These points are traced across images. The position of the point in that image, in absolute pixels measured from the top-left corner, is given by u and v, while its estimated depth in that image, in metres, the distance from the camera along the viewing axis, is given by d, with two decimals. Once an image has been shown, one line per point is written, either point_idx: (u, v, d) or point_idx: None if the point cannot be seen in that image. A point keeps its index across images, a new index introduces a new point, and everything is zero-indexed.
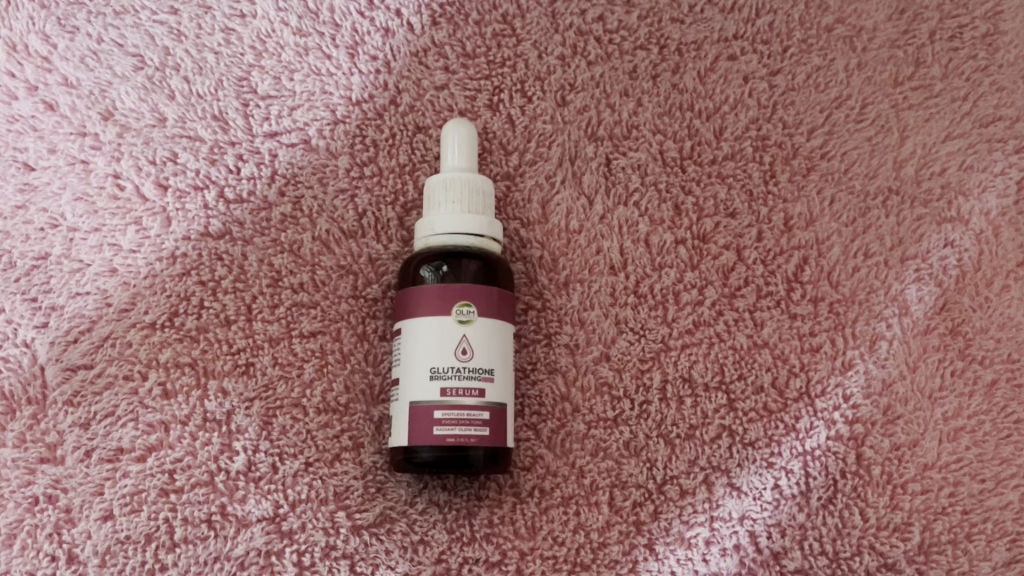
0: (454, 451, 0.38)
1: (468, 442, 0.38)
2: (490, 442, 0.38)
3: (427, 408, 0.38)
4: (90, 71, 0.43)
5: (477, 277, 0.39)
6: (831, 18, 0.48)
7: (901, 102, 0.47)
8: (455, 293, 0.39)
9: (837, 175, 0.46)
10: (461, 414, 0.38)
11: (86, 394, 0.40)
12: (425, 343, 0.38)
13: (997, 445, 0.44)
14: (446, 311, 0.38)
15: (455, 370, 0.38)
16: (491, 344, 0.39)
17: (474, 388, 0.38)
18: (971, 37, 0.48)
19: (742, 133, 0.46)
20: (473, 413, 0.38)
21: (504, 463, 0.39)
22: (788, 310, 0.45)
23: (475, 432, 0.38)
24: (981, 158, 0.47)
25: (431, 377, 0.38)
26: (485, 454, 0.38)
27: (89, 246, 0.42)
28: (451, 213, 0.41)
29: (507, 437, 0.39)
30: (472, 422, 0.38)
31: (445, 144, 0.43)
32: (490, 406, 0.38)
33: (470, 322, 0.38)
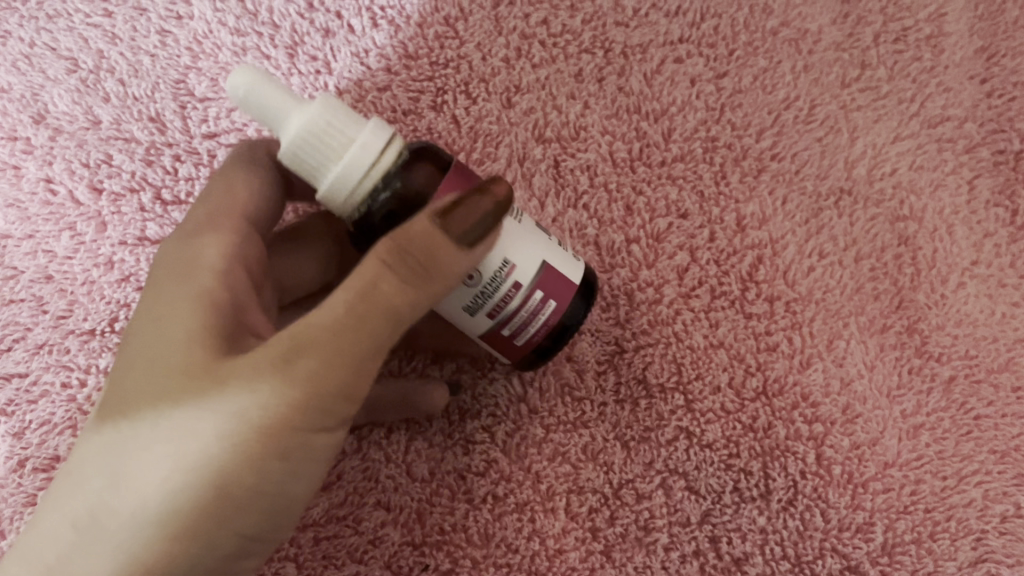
0: (554, 334, 0.36)
1: (545, 326, 0.35)
2: (565, 301, 0.35)
3: (492, 331, 0.35)
4: (22, 74, 0.42)
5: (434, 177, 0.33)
6: (776, 21, 0.48)
7: (850, 103, 0.48)
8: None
9: (789, 176, 0.46)
10: (520, 315, 0.35)
11: (21, 403, 0.39)
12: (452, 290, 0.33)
13: (957, 442, 0.43)
14: None
15: (481, 290, 0.33)
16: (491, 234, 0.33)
17: (508, 290, 0.34)
18: (915, 39, 0.49)
19: (691, 134, 0.46)
20: (535, 304, 0.35)
21: (586, 299, 0.37)
22: (742, 310, 0.44)
23: (549, 311, 0.35)
24: (931, 157, 0.48)
25: (472, 312, 0.34)
26: (574, 321, 0.37)
27: (23, 253, 0.41)
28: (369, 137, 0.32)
29: (577, 279, 0.36)
30: (538, 312, 0.35)
31: (248, 107, 0.31)
32: (535, 284, 0.34)
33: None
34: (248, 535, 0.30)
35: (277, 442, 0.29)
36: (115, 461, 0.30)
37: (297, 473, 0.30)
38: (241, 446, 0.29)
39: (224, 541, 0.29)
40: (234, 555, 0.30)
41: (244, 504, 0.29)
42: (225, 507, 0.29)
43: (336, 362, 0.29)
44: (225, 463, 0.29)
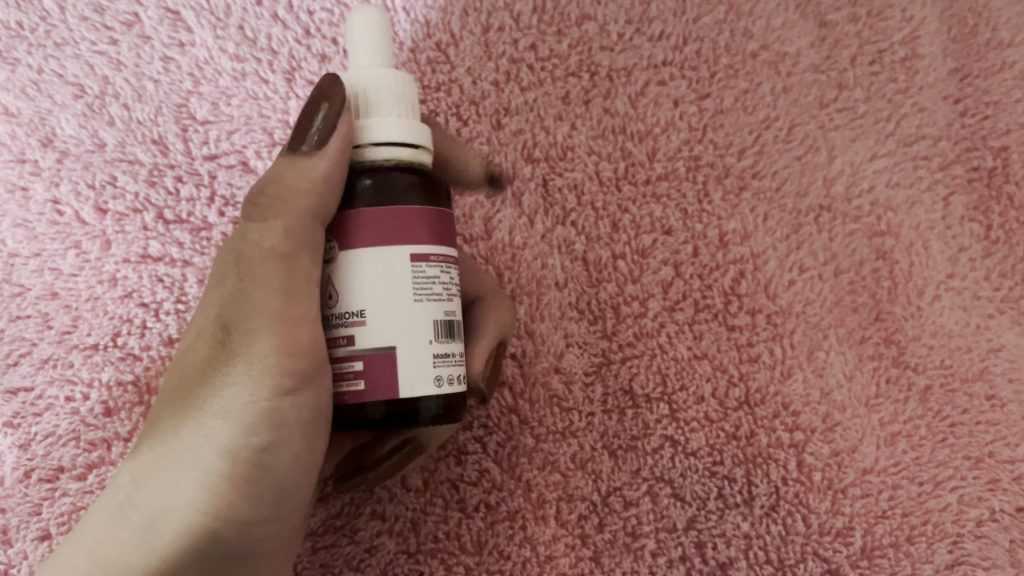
0: (350, 413, 0.31)
1: (345, 397, 0.31)
2: (371, 395, 0.31)
3: None
4: (30, 100, 0.43)
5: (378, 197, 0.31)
6: (755, 45, 0.50)
7: (828, 123, 0.50)
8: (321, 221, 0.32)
9: (770, 193, 0.48)
10: (339, 371, 0.31)
11: (27, 415, 0.41)
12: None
13: (933, 449, 0.45)
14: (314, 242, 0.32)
15: (327, 314, 0.32)
16: (352, 278, 0.31)
17: (340, 338, 0.31)
18: (889, 61, 0.51)
19: (675, 154, 0.48)
20: (344, 361, 0.31)
21: (393, 411, 0.31)
22: (725, 323, 0.46)
23: (349, 384, 0.31)
24: (906, 175, 0.50)
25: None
26: (359, 412, 0.31)
27: (30, 271, 0.42)
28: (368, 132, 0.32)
29: (395, 385, 0.30)
30: (346, 379, 0.31)
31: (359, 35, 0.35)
32: (360, 353, 0.31)
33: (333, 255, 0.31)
34: (241, 513, 0.33)
35: (229, 419, 0.32)
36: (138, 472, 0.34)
37: (266, 443, 0.32)
38: (207, 433, 0.32)
39: (220, 522, 0.33)
40: (247, 536, 0.33)
41: (219, 482, 0.32)
42: (205, 491, 0.32)
43: (258, 330, 0.32)
44: (199, 451, 0.33)
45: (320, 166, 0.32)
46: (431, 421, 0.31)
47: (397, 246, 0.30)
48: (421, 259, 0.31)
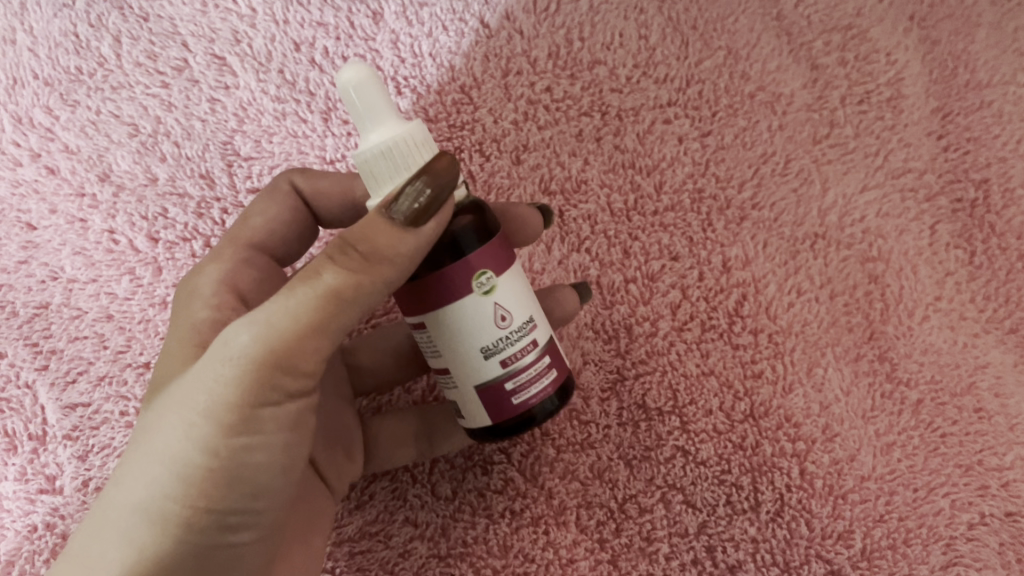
0: (539, 405, 0.36)
1: (542, 393, 0.36)
2: (560, 379, 0.37)
3: (495, 383, 0.35)
4: (90, 139, 0.47)
5: (482, 226, 0.35)
6: (752, 86, 0.54)
7: (821, 158, 0.54)
8: (464, 268, 0.34)
9: (768, 223, 0.52)
10: (528, 374, 0.36)
11: (84, 429, 0.43)
12: (475, 323, 0.34)
13: (926, 457, 0.48)
14: (468, 288, 0.34)
15: (505, 338, 0.35)
16: (519, 293, 0.35)
17: (529, 344, 0.36)
18: (877, 101, 0.55)
19: (680, 186, 0.52)
20: (536, 366, 0.36)
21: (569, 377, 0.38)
22: (730, 341, 0.49)
23: (547, 378, 0.36)
24: (895, 205, 0.53)
25: (486, 357, 0.35)
26: (558, 394, 0.37)
27: (87, 295, 0.45)
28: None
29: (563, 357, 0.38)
30: (546, 376, 0.36)
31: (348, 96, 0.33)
32: (545, 349, 0.36)
33: (494, 288, 0.34)
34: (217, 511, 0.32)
35: (209, 417, 0.32)
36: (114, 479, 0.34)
37: (245, 442, 0.32)
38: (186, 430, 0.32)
39: (190, 523, 0.32)
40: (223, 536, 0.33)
41: (191, 479, 0.32)
42: (179, 487, 0.32)
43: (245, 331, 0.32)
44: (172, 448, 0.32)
45: (409, 236, 0.32)
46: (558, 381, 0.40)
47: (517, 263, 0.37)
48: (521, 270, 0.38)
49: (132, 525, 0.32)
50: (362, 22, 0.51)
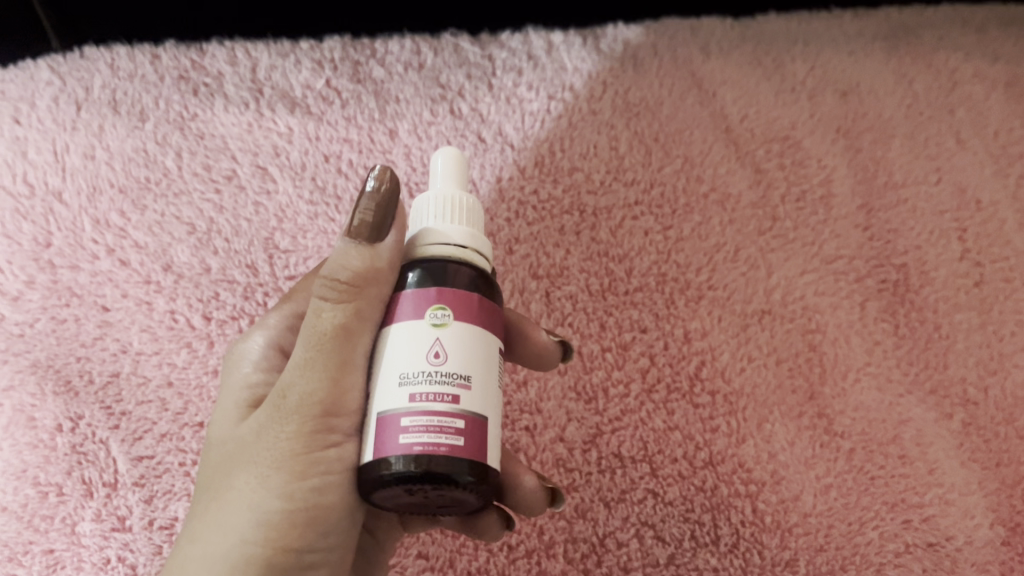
0: (425, 462, 0.32)
1: (437, 449, 0.32)
2: (466, 454, 0.32)
3: (394, 412, 0.33)
4: (156, 236, 0.57)
5: (467, 282, 0.35)
6: (706, 187, 0.65)
7: (766, 247, 0.64)
8: (427, 299, 0.34)
9: (722, 301, 0.61)
10: (432, 421, 0.32)
11: (150, 476, 0.51)
12: (403, 338, 0.34)
13: (858, 496, 0.57)
14: (418, 314, 0.34)
15: (427, 374, 0.33)
16: (471, 349, 0.34)
17: (447, 394, 0.32)
18: (811, 199, 0.66)
19: (647, 271, 0.62)
20: (444, 419, 0.32)
21: (482, 472, 0.33)
22: (691, 401, 0.58)
23: (447, 440, 0.32)
24: (829, 285, 0.64)
25: (400, 382, 0.33)
26: (455, 467, 0.32)
27: (152, 364, 0.54)
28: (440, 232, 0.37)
29: (486, 449, 0.33)
30: (446, 438, 0.32)
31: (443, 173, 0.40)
32: (465, 414, 0.33)
33: (445, 324, 0.34)
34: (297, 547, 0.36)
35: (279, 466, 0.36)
36: (198, 534, 0.38)
37: (312, 488, 0.36)
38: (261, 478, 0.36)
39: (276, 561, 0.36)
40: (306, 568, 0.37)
41: (271, 526, 0.36)
42: (261, 529, 0.36)
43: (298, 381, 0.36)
44: (250, 500, 0.36)
45: (387, 253, 0.37)
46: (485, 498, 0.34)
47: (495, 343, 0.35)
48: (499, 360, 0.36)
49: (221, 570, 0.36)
50: (381, 138, 0.62)
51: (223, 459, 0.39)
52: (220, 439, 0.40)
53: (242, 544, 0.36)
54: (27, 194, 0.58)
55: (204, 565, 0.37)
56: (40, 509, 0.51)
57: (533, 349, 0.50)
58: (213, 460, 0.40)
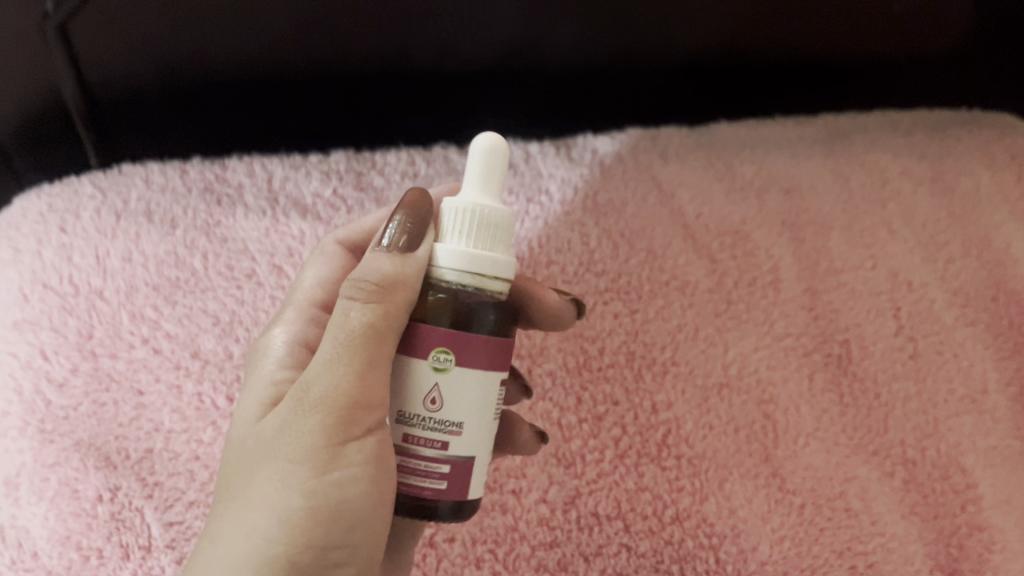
0: (410, 495, 0.42)
1: (424, 488, 0.42)
2: (446, 494, 0.42)
3: (392, 449, 0.42)
4: (186, 327, 0.65)
5: (474, 327, 0.41)
6: (666, 275, 0.74)
7: (722, 326, 0.72)
8: (434, 341, 0.41)
9: (684, 375, 0.70)
10: (421, 464, 0.42)
11: (180, 539, 0.60)
12: (408, 376, 0.42)
13: (809, 545, 0.67)
14: (425, 355, 0.41)
15: (424, 418, 0.42)
16: (464, 398, 0.41)
17: (436, 442, 0.42)
18: (761, 284, 0.75)
19: (618, 349, 0.70)
20: (432, 464, 0.42)
21: (461, 507, 0.43)
22: (659, 464, 0.67)
23: (431, 482, 0.42)
24: (779, 359, 0.72)
25: (400, 420, 0.42)
26: (437, 504, 0.42)
27: (182, 441, 0.62)
28: (461, 250, 0.43)
29: (468, 484, 0.43)
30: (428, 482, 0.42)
31: (481, 165, 0.45)
32: (450, 459, 0.42)
33: (445, 371, 0.41)
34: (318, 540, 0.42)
35: (306, 462, 0.42)
36: (231, 522, 0.43)
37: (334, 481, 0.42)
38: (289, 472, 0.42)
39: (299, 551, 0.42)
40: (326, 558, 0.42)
41: (294, 518, 0.41)
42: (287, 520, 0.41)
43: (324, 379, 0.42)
44: (278, 492, 0.42)
45: (416, 263, 0.42)
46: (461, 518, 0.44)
47: (494, 376, 0.43)
48: (499, 382, 0.43)
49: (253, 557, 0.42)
50: None
51: (251, 452, 0.44)
52: (248, 434, 0.46)
53: (271, 535, 0.42)
54: (72, 293, 0.66)
55: (237, 550, 0.42)
56: (84, 570, 0.59)
57: (545, 308, 0.57)
58: (242, 454, 0.45)
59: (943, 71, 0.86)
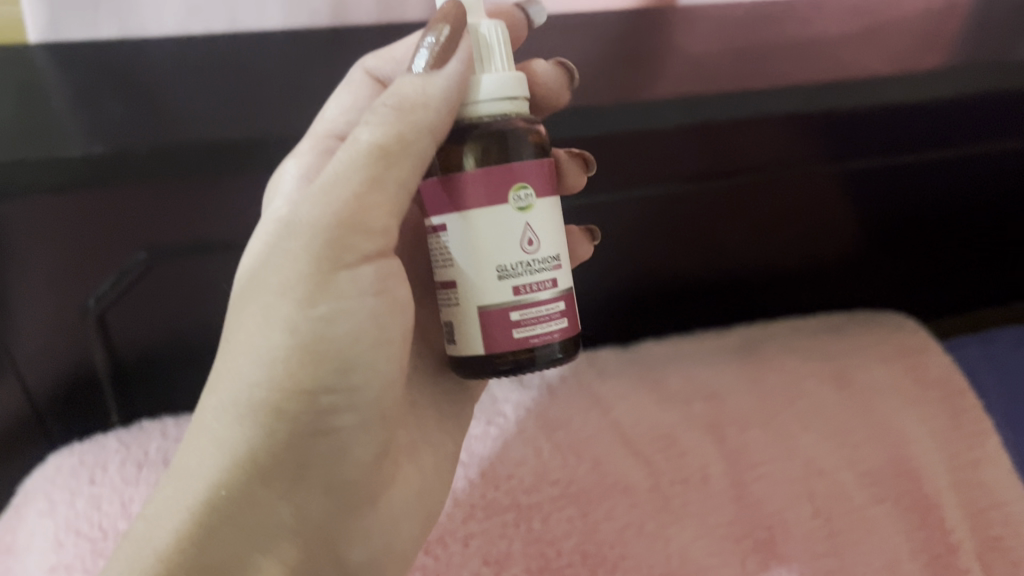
0: (536, 341, 0.57)
1: (551, 330, 0.58)
2: (565, 328, 0.59)
3: (508, 301, 0.57)
4: None
5: (530, 166, 0.57)
6: (610, 481, 0.86)
7: (662, 523, 0.85)
8: (510, 184, 0.56)
9: (633, 568, 0.82)
10: (537, 310, 0.57)
11: None
12: (500, 228, 0.56)
13: None
14: (507, 202, 0.56)
15: (529, 262, 0.57)
16: (547, 232, 0.58)
17: (544, 282, 0.57)
18: (692, 482, 0.87)
19: (573, 549, 0.82)
20: (550, 306, 0.58)
21: (574, 340, 0.60)
22: None
23: (555, 325, 0.58)
24: (714, 550, 0.84)
25: (505, 279, 0.56)
26: (561, 344, 0.58)
27: None
28: (490, 78, 0.57)
29: (572, 313, 0.60)
30: (552, 321, 0.58)
31: None
32: (560, 297, 0.58)
33: (529, 207, 0.56)
34: (308, 369, 0.58)
35: (296, 297, 0.57)
36: (235, 361, 0.59)
37: (327, 310, 0.57)
38: (280, 314, 0.57)
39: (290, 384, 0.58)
40: (317, 392, 0.58)
41: (287, 350, 0.57)
42: (279, 349, 0.57)
43: (321, 205, 0.56)
44: (273, 324, 0.58)
45: (436, 80, 0.56)
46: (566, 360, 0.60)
47: (554, 203, 0.59)
48: (557, 210, 0.59)
49: (253, 376, 0.58)
50: None
51: (255, 297, 0.59)
52: (248, 285, 0.60)
53: (269, 357, 0.58)
54: (101, 537, 0.76)
55: (242, 376, 0.58)
56: None
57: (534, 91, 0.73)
58: (243, 300, 0.60)
59: (794, 295, 1.11)
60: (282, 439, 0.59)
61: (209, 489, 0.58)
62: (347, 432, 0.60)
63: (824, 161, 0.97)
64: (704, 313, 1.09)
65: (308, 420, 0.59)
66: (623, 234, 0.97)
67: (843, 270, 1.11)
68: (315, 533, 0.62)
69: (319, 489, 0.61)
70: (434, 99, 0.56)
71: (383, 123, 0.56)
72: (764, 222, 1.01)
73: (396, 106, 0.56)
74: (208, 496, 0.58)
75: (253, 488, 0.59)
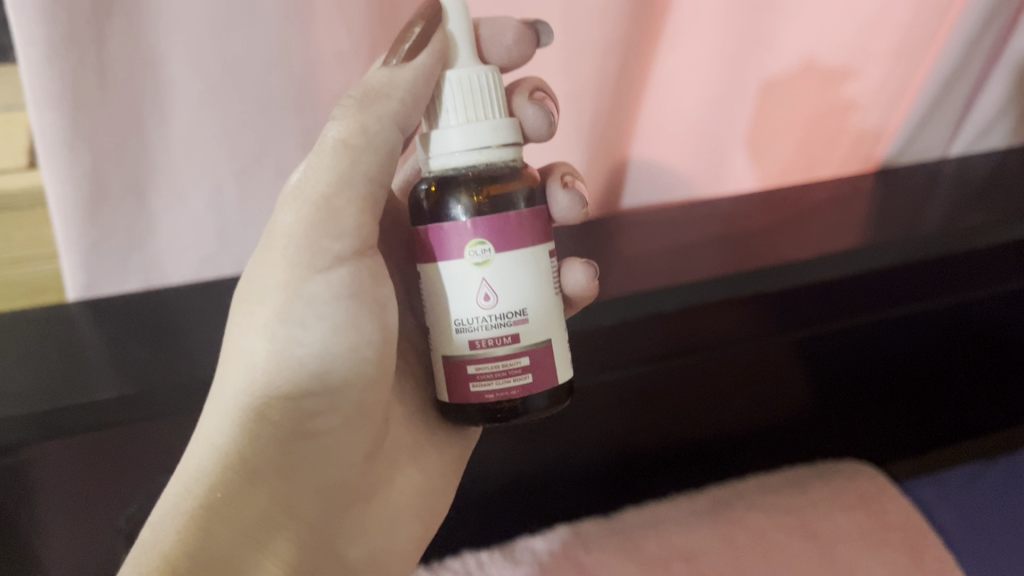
0: (494, 394, 0.66)
1: (511, 384, 0.66)
2: (527, 383, 0.66)
3: (466, 355, 0.66)
4: None
5: (489, 226, 0.63)
6: None
7: None
8: (466, 243, 0.63)
9: None
10: (497, 367, 0.65)
11: None
12: (459, 282, 0.64)
13: None
14: (465, 258, 0.64)
15: (487, 320, 0.65)
16: (510, 288, 0.64)
17: (503, 340, 0.65)
18: None
19: None
20: (510, 363, 0.65)
21: (543, 393, 0.67)
22: None
23: (514, 382, 0.66)
24: None
25: (462, 333, 0.65)
26: (524, 398, 0.66)
27: None
28: (468, 135, 0.65)
29: (544, 363, 0.67)
30: (511, 377, 0.65)
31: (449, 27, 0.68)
32: (524, 352, 0.66)
33: (484, 264, 0.63)
34: (285, 377, 0.69)
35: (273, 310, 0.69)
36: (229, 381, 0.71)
37: (297, 324, 0.69)
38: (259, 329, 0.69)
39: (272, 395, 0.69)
40: (295, 399, 0.69)
41: (268, 363, 0.69)
42: (262, 365, 0.69)
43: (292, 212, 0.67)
44: (254, 343, 0.70)
45: (403, 75, 0.66)
46: (544, 409, 0.67)
47: (534, 250, 0.66)
48: (533, 256, 0.66)
49: (242, 390, 0.69)
50: None
51: (240, 323, 0.71)
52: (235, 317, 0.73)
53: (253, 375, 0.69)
54: None
55: (233, 391, 0.70)
56: None
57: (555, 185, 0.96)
58: (232, 326, 0.73)
59: (761, 450, 1.21)
60: (268, 439, 0.69)
61: (205, 493, 0.67)
62: (331, 433, 0.71)
63: (769, 333, 1.08)
64: (683, 475, 1.19)
65: (292, 423, 0.70)
66: (602, 418, 1.07)
67: (801, 426, 1.21)
68: (311, 536, 0.72)
69: (310, 489, 0.72)
70: (398, 89, 0.65)
71: (349, 117, 0.66)
72: (721, 391, 1.11)
73: (361, 101, 0.66)
74: (207, 496, 0.67)
75: (244, 489, 0.68)
